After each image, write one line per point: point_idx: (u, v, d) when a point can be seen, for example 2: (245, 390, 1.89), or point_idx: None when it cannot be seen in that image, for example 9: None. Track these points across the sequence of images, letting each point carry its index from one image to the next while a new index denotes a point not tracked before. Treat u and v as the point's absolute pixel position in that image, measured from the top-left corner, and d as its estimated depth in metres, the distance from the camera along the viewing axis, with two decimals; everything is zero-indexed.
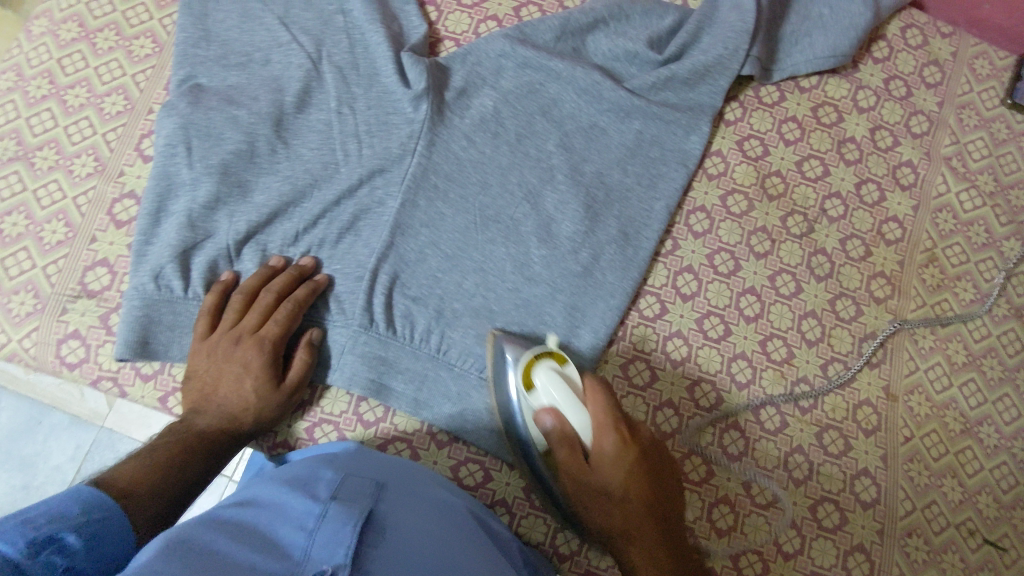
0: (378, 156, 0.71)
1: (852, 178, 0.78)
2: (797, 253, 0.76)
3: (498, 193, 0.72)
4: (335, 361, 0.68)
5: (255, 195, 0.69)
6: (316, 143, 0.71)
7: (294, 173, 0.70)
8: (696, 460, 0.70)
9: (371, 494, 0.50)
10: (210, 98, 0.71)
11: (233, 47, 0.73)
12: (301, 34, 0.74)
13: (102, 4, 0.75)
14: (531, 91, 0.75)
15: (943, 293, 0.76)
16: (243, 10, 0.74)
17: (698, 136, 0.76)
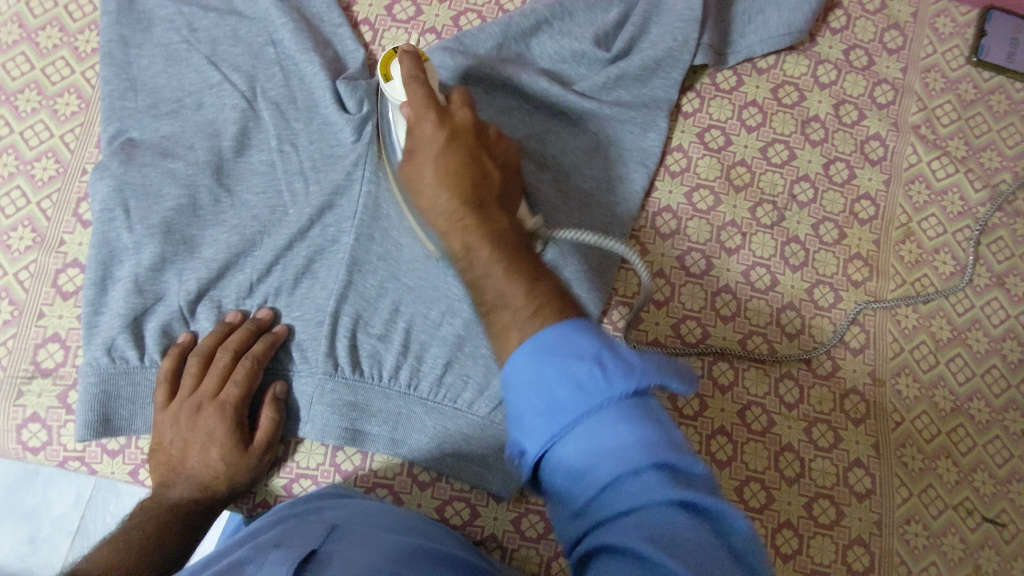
0: (326, 192, 0.68)
1: (819, 159, 0.76)
2: (769, 245, 0.74)
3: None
4: (306, 411, 0.66)
5: (202, 250, 0.66)
6: (261, 186, 0.69)
7: (241, 221, 0.67)
8: None
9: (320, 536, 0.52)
10: (143, 153, 0.67)
11: (162, 94, 0.70)
12: (232, 72, 0.70)
13: (20, 63, 0.71)
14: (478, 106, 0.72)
15: (922, 268, 0.74)
16: (167, 54, 0.71)
17: (656, 134, 0.73)
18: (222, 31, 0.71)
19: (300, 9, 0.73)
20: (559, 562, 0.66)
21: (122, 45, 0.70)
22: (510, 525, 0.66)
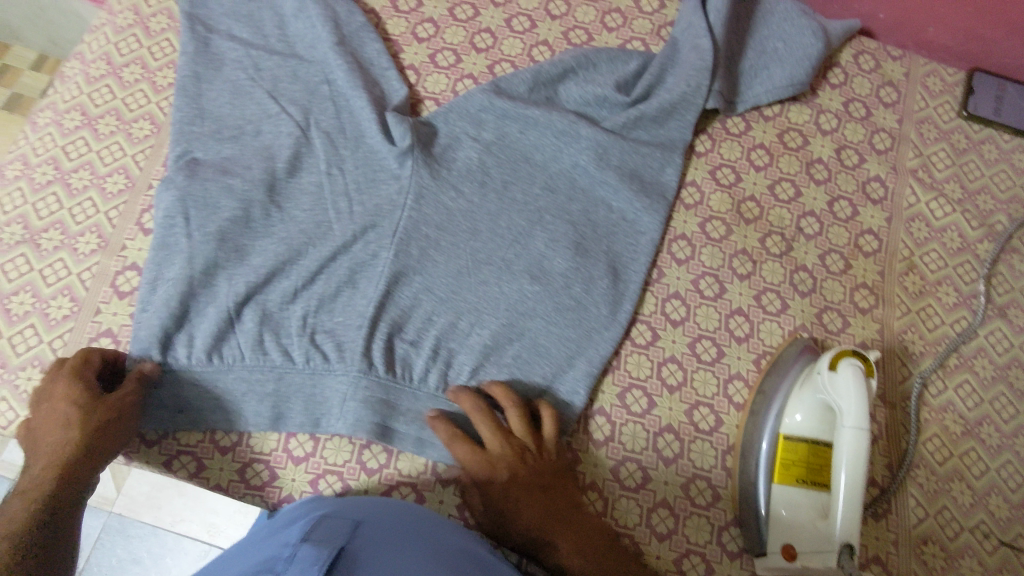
0: (369, 212, 0.73)
1: (824, 197, 0.81)
2: (779, 272, 0.78)
3: (489, 233, 0.74)
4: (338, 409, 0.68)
5: (253, 258, 0.70)
6: (309, 205, 0.73)
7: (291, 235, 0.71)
8: (700, 484, 0.70)
9: (347, 531, 0.49)
10: (206, 170, 0.72)
11: (226, 121, 0.76)
12: (289, 105, 0.77)
13: (103, 93, 0.80)
14: (509, 140, 0.78)
15: (926, 298, 0.78)
16: (233, 88, 0.77)
17: (673, 169, 0.79)
18: (285, 69, 0.79)
19: (355, 53, 0.81)
20: None
21: (195, 77, 0.77)
22: None
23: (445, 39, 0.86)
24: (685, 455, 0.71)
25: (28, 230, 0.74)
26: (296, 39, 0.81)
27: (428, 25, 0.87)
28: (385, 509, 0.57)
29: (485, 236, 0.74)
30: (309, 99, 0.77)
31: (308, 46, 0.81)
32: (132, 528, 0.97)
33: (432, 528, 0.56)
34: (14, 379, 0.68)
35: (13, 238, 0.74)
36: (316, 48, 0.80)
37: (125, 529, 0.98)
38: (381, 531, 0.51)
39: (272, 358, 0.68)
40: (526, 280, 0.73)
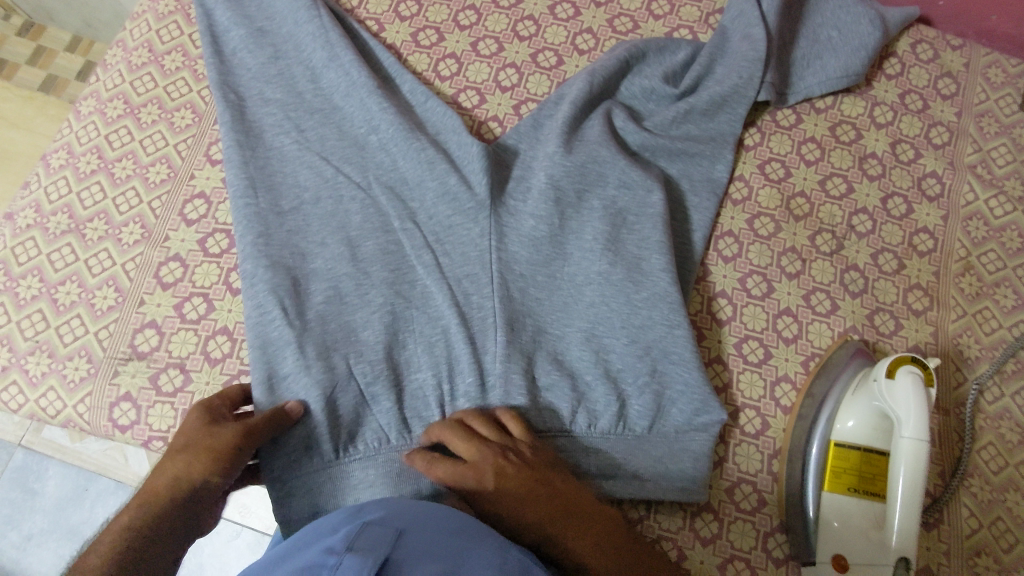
0: (437, 227, 0.73)
1: (877, 194, 0.79)
2: (829, 271, 0.76)
3: (526, 243, 0.73)
4: (359, 431, 0.66)
5: (349, 305, 0.69)
6: (378, 231, 0.72)
7: (333, 252, 0.70)
8: (746, 488, 0.68)
9: (386, 542, 0.46)
10: (276, 220, 0.71)
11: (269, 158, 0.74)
12: (323, 133, 0.76)
13: (145, 81, 0.80)
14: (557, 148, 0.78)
15: (983, 301, 0.75)
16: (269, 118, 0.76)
17: (723, 165, 0.77)
18: (303, 81, 0.78)
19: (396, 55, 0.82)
20: None
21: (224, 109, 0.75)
22: None
23: (486, 26, 0.84)
24: (730, 458, 0.70)
25: (73, 219, 0.74)
26: (314, 55, 0.79)
27: (470, 12, 0.85)
28: (424, 518, 0.54)
29: (520, 245, 0.73)
30: (340, 111, 0.77)
31: (322, 51, 0.79)
32: None
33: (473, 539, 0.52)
34: (62, 369, 0.69)
35: (59, 227, 0.74)
36: (330, 55, 0.78)
37: None
38: (418, 540, 0.48)
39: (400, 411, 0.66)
40: (564, 295, 0.72)
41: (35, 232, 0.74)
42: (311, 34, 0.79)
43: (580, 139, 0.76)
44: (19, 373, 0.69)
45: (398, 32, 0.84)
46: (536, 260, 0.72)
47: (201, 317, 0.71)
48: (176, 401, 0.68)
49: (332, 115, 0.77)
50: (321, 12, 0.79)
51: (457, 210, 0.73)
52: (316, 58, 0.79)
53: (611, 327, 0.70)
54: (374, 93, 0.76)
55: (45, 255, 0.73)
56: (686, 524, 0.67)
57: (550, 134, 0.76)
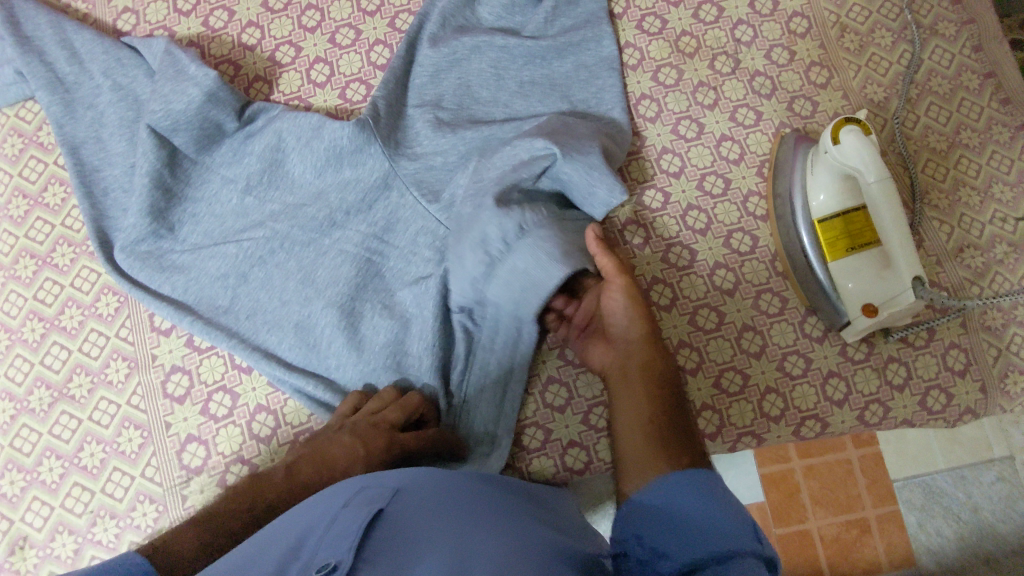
0: (300, 230, 0.74)
1: (743, 2, 0.84)
2: (739, 87, 0.82)
3: (269, 281, 0.72)
4: (348, 319, 0.70)
5: (276, 296, 0.72)
6: (266, 273, 0.73)
7: (217, 270, 0.73)
8: (768, 295, 0.75)
9: (386, 495, 0.49)
10: (281, 214, 0.74)
11: (209, 180, 0.76)
12: (197, 206, 0.75)
13: (40, 227, 0.76)
14: (468, 90, 0.79)
15: (868, 49, 0.83)
16: (196, 143, 0.75)
17: (609, 39, 0.81)
18: (116, 202, 0.75)
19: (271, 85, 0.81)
20: (704, 416, 0.73)
21: (105, 198, 0.75)
22: None
23: (333, 17, 0.82)
24: (742, 278, 0.76)
25: (53, 387, 0.71)
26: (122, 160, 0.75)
27: (311, 11, 0.83)
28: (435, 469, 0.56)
29: (314, 264, 0.73)
30: (199, 183, 0.76)
31: (162, 117, 0.73)
32: None
33: (492, 495, 0.53)
34: (130, 520, 0.67)
35: (44, 402, 0.71)
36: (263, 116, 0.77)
37: None
38: (418, 489, 0.50)
39: (321, 369, 0.70)
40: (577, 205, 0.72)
41: (23, 418, 0.70)
42: (155, 112, 0.72)
43: (483, 86, 0.79)
44: (92, 547, 0.66)
45: (255, 61, 0.82)
46: (294, 295, 0.72)
47: (232, 409, 0.70)
48: None
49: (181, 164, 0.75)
50: (217, 93, 0.73)
51: (222, 264, 0.73)
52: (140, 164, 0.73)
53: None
54: (294, 114, 0.75)
55: (47, 433, 0.70)
56: (736, 350, 0.74)
57: (421, 90, 0.79)
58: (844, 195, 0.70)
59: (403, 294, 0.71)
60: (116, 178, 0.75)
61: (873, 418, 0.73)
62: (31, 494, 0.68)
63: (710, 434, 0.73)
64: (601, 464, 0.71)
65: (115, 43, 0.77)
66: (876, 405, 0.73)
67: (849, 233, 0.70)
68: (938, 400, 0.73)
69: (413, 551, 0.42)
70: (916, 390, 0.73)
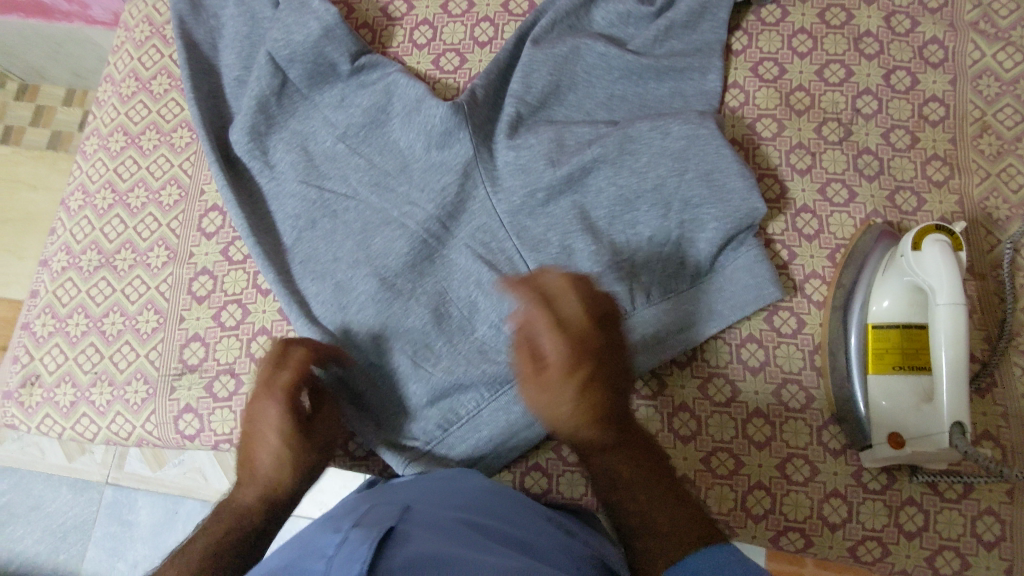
0: (369, 190, 0.75)
1: (878, 71, 0.76)
2: (841, 160, 0.75)
3: (331, 235, 0.74)
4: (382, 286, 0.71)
5: (326, 245, 0.74)
6: (325, 219, 0.75)
7: (286, 202, 0.76)
8: (792, 387, 0.69)
9: (392, 516, 0.47)
10: (356, 169, 0.76)
11: (306, 116, 0.78)
12: (285, 135, 0.78)
13: (139, 109, 0.82)
14: (555, 91, 0.77)
15: (1006, 159, 0.73)
16: (306, 77, 0.78)
17: (715, 74, 0.76)
18: (219, 110, 0.80)
19: (375, 35, 0.83)
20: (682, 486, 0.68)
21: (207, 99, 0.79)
22: None
23: None
24: (772, 361, 0.70)
25: (102, 254, 0.77)
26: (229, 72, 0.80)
27: None
28: (449, 487, 0.58)
29: (375, 230, 0.74)
30: (297, 114, 0.78)
31: (282, 48, 0.76)
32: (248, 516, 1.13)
33: (501, 508, 0.56)
34: (124, 393, 0.73)
35: (91, 264, 0.77)
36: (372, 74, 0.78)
37: None
38: (420, 515, 0.48)
39: (340, 325, 0.71)
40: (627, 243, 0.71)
41: (70, 272, 0.77)
42: (275, 40, 0.77)
43: (571, 89, 0.77)
44: (86, 405, 0.72)
45: (368, 8, 0.84)
46: (342, 248, 0.73)
47: (239, 323, 0.74)
48: (234, 403, 0.71)
49: (286, 95, 0.78)
50: (334, 30, 0.77)
51: (291, 195, 0.76)
52: (250, 83, 0.77)
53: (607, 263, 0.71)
54: (404, 80, 0.77)
55: (85, 291, 0.76)
56: (739, 433, 0.69)
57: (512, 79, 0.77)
58: (912, 311, 0.64)
59: (454, 288, 0.72)
60: (222, 85, 0.81)
61: (866, 556, 0.65)
62: (54, 340, 0.75)
63: None
64: (558, 496, 0.69)
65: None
66: (873, 543, 0.65)
67: (909, 356, 0.63)
68: (949, 563, 0.64)
69: (440, 561, 0.39)
70: (927, 544, 0.64)
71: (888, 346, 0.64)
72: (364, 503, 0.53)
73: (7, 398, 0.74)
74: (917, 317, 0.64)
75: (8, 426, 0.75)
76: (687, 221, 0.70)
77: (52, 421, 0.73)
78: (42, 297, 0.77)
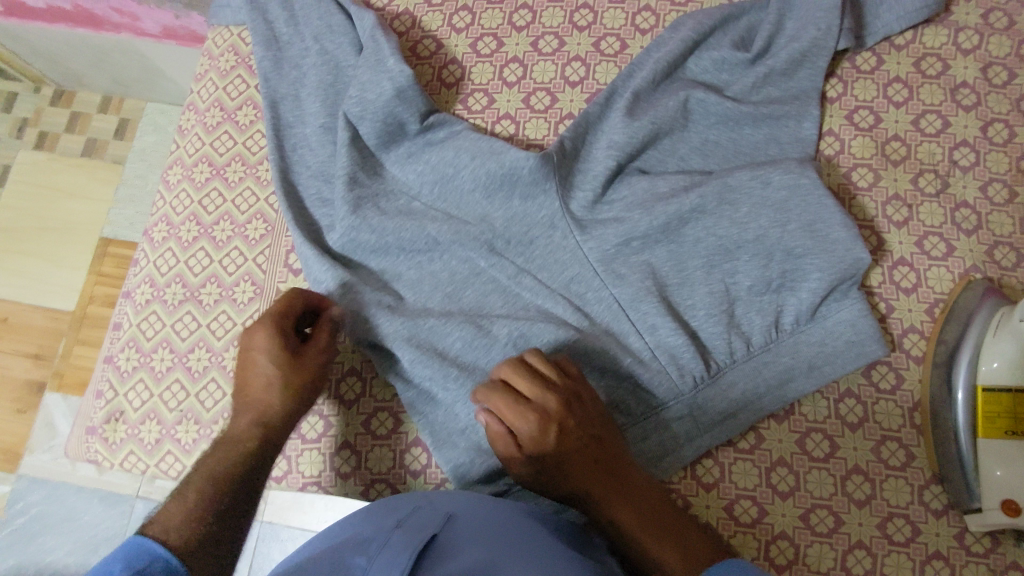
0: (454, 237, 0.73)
1: (975, 123, 0.76)
2: (939, 212, 0.74)
3: (419, 283, 0.74)
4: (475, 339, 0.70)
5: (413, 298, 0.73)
6: (413, 270, 0.74)
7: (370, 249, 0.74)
8: (891, 444, 0.68)
9: (434, 523, 0.51)
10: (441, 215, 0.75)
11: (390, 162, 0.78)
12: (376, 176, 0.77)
13: (224, 140, 0.82)
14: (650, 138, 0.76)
15: None
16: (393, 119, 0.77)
17: (811, 122, 0.75)
18: (301, 149, 0.79)
19: (464, 71, 0.82)
20: (780, 544, 0.67)
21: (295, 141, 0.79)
22: (723, 511, 0.68)
23: (542, 23, 0.83)
24: (871, 417, 0.69)
25: (187, 287, 0.76)
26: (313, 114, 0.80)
27: (524, 11, 0.83)
28: (477, 508, 0.55)
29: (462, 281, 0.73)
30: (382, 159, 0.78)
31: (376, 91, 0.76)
32: (283, 531, 1.07)
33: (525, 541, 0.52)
34: (210, 431, 0.71)
35: (176, 297, 0.76)
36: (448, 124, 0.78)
37: (278, 534, 1.08)
38: (464, 520, 0.53)
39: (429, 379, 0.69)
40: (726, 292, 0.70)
41: (154, 306, 0.76)
42: (371, 83, 0.76)
43: (666, 135, 0.76)
44: (172, 443, 0.71)
45: (456, 45, 0.83)
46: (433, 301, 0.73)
47: None
48: (322, 445, 0.72)
49: (364, 147, 0.78)
50: (408, 89, 0.76)
51: (374, 242, 0.74)
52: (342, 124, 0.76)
53: (703, 314, 0.70)
54: (478, 136, 0.76)
55: (170, 326, 0.75)
56: (837, 489, 0.67)
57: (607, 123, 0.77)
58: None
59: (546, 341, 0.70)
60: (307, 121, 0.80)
61: None
62: (138, 375, 0.74)
63: (778, 565, 0.66)
64: None
65: (330, 4, 0.82)
66: None
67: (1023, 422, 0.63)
68: None
69: None
70: None
71: (1000, 410, 0.64)
72: (414, 497, 0.58)
73: (91, 433, 0.73)
74: None
75: (90, 461, 0.74)
76: (788, 272, 0.69)
77: (136, 458, 0.72)
78: (127, 330, 0.76)
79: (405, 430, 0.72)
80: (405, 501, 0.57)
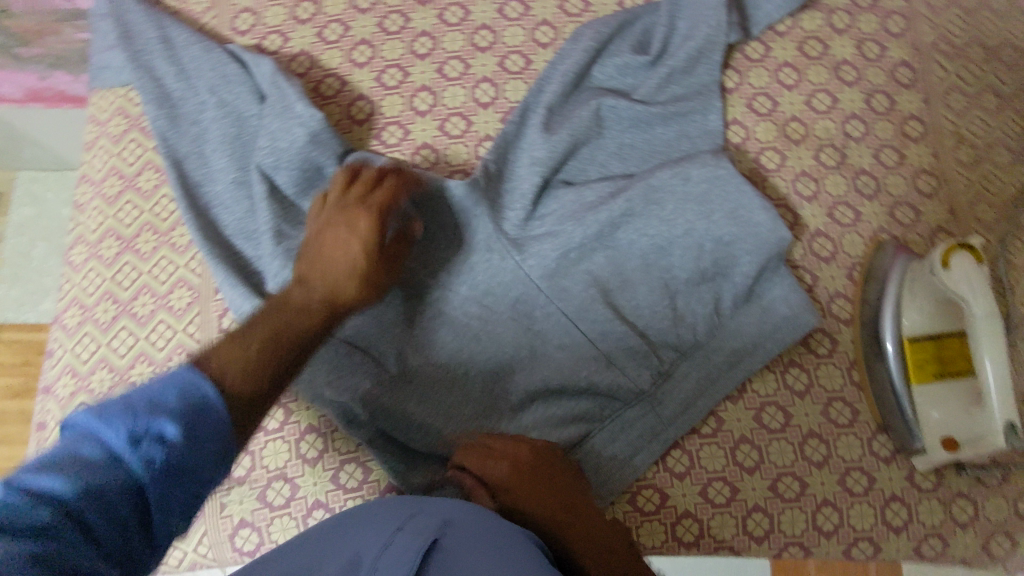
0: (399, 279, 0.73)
1: (859, 96, 0.82)
2: (842, 183, 0.79)
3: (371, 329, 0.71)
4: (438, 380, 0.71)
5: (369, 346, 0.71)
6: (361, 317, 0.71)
7: None
8: (839, 404, 0.73)
9: (435, 529, 0.46)
10: None
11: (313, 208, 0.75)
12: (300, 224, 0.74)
13: (129, 210, 0.77)
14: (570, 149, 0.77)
15: (983, 166, 0.80)
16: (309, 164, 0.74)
17: (716, 114, 0.79)
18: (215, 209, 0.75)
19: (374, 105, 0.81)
20: (755, 517, 0.70)
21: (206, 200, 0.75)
22: (699, 497, 0.71)
23: (445, 49, 0.83)
24: (816, 382, 0.73)
25: (114, 371, 0.71)
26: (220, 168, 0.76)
27: (425, 39, 0.83)
28: (477, 522, 0.49)
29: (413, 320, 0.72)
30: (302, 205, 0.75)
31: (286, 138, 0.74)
32: None
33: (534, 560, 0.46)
34: None
35: (103, 384, 0.71)
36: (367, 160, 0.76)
37: None
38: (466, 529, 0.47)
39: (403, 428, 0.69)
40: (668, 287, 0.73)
41: (81, 396, 0.71)
42: (280, 131, 0.74)
43: (584, 143, 0.78)
44: None
45: (361, 80, 0.82)
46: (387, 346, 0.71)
47: (283, 424, 0.72)
48: (292, 510, 0.70)
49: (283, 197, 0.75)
50: (319, 135, 0.74)
51: None
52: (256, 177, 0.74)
53: (649, 312, 0.72)
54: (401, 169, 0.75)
55: None
56: (798, 455, 0.71)
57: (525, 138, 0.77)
58: (945, 319, 0.68)
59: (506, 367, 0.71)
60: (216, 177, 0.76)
61: (930, 552, 0.69)
62: None
63: (757, 537, 0.70)
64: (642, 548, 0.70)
65: (221, 55, 0.78)
66: (936, 539, 0.69)
67: (950, 364, 0.68)
68: (1001, 545, 0.69)
69: None
70: (981, 531, 0.70)
71: (927, 356, 0.69)
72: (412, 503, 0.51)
73: None
74: (948, 325, 0.68)
75: None
76: (719, 261, 0.72)
77: None
78: (54, 428, 0.71)
79: (376, 478, 0.71)
80: (403, 506, 0.51)
